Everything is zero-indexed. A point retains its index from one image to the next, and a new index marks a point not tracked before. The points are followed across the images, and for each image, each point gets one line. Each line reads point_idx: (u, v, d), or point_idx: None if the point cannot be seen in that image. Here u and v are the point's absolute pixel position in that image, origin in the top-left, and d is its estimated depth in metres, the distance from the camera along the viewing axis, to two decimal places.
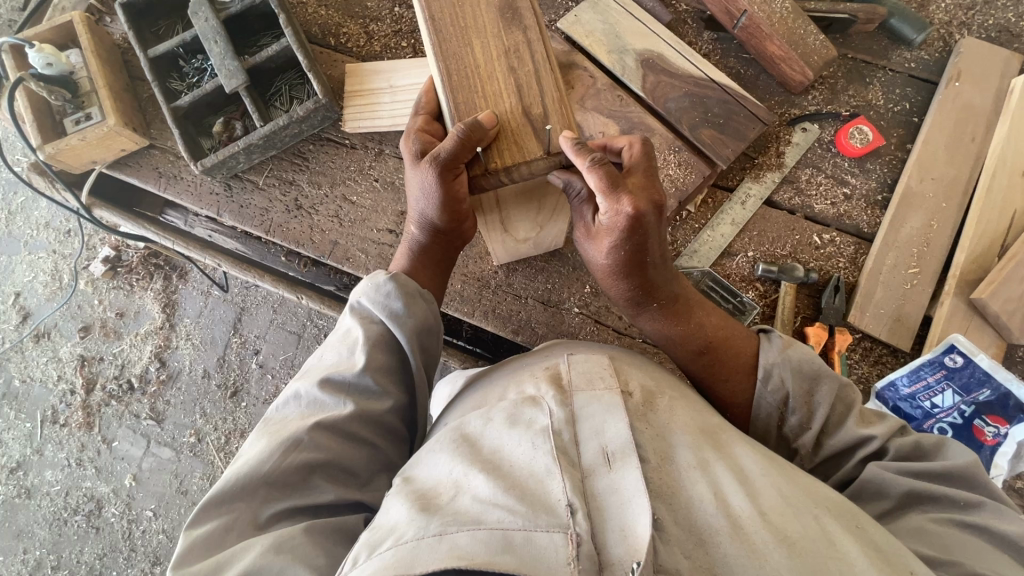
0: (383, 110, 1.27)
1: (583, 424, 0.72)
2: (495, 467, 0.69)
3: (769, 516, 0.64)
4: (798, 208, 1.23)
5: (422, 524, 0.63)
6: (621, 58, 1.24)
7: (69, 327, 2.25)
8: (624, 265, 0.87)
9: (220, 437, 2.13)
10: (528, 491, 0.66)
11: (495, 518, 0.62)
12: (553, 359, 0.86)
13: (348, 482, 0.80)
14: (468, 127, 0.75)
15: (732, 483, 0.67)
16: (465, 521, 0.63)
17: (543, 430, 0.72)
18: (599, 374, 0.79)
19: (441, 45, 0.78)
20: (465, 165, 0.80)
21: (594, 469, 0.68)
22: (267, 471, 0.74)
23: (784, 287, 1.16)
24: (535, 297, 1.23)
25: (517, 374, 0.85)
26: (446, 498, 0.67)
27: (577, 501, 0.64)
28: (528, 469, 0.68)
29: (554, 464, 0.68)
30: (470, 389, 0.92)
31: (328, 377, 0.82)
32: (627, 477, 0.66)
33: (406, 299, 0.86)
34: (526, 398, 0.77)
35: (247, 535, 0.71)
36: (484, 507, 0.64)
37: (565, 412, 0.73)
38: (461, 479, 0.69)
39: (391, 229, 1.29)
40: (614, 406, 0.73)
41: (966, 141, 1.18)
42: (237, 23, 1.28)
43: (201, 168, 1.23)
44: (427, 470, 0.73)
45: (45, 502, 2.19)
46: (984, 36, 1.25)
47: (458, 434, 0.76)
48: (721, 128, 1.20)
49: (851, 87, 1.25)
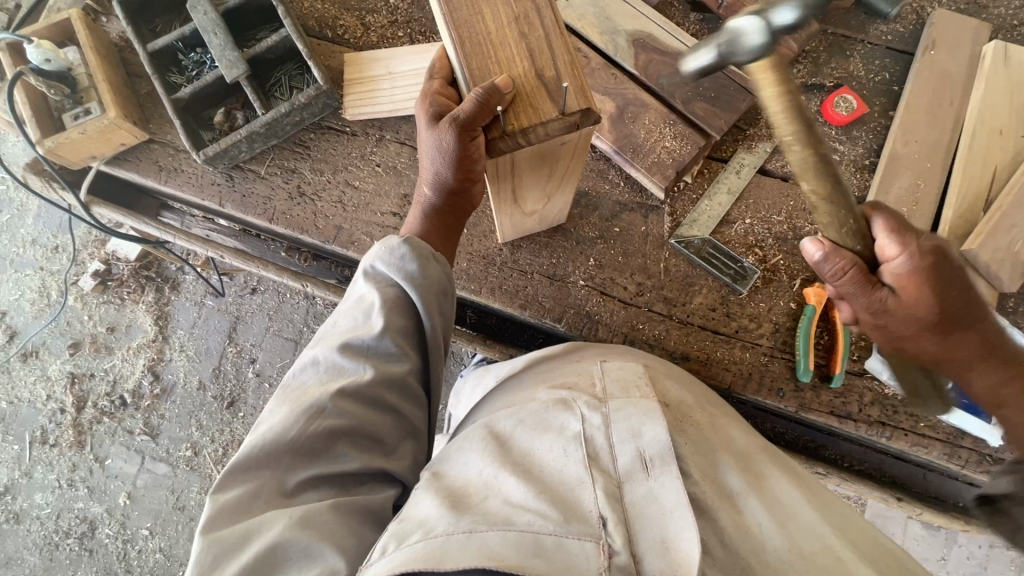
0: (382, 96, 1.30)
1: (618, 425, 0.80)
2: (527, 472, 0.77)
3: (814, 554, 0.73)
4: (791, 175, 1.27)
5: (453, 520, 0.69)
6: (613, 38, 1.29)
7: (58, 345, 2.20)
8: (931, 319, 0.84)
9: (218, 449, 2.09)
10: (562, 498, 0.74)
11: (526, 521, 0.70)
12: (584, 365, 0.95)
13: (374, 449, 0.84)
14: (486, 91, 0.77)
15: (772, 521, 0.77)
16: (497, 521, 0.70)
17: (575, 437, 0.81)
18: (633, 383, 0.86)
19: (451, 15, 0.80)
20: (484, 128, 0.80)
21: (631, 474, 0.76)
22: (292, 438, 0.77)
23: (836, 190, 0.75)
24: (539, 272, 1.25)
25: (546, 378, 0.95)
26: (477, 498, 0.74)
27: (609, 513, 0.72)
28: (561, 476, 0.77)
29: (586, 474, 0.76)
30: (502, 388, 1.01)
31: (347, 342, 0.85)
32: (664, 485, 0.74)
33: (421, 260, 0.90)
34: (557, 403, 0.86)
35: (275, 504, 0.74)
36: (515, 510, 0.72)
37: (597, 416, 0.81)
38: (492, 481, 0.77)
39: (395, 212, 1.30)
40: (652, 410, 0.80)
41: (945, 105, 1.23)
42: (236, 17, 1.31)
43: (202, 157, 1.24)
44: (459, 469, 0.81)
45: (35, 526, 2.12)
46: (954, 8, 1.31)
47: (489, 434, 0.85)
48: (713, 101, 1.24)
49: (833, 60, 1.31)
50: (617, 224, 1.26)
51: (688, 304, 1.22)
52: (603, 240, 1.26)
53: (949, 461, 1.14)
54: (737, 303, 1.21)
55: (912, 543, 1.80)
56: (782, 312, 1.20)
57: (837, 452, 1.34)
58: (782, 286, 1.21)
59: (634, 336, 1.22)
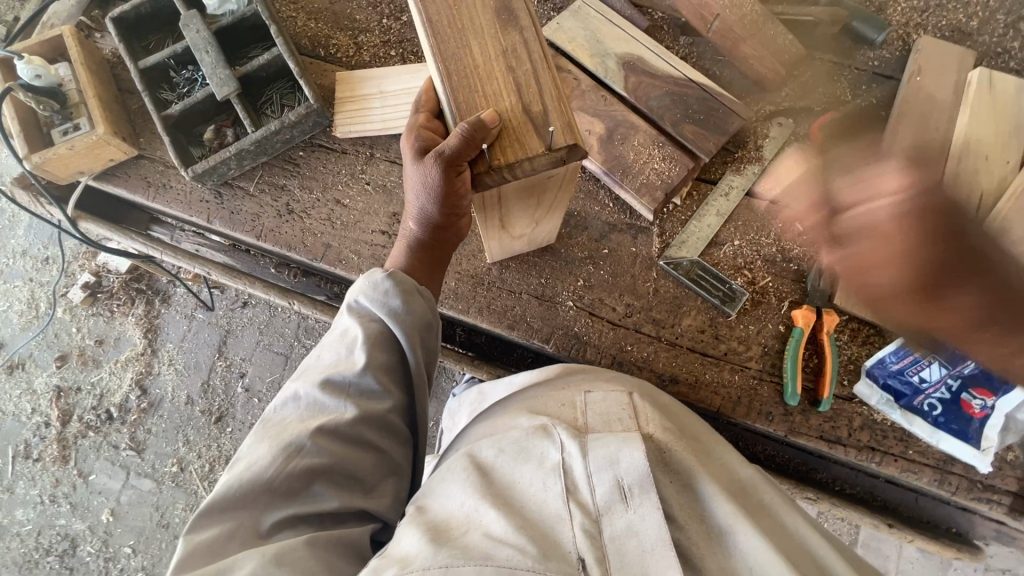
0: (372, 115, 1.31)
1: (595, 453, 0.78)
2: (506, 504, 0.76)
3: None
4: (779, 198, 1.27)
5: (430, 553, 0.69)
6: (604, 60, 1.29)
7: (45, 358, 2.18)
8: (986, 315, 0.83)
9: (204, 464, 2.06)
10: (542, 535, 0.72)
11: (504, 554, 0.68)
12: (570, 393, 0.93)
13: (352, 488, 0.83)
14: (471, 126, 0.76)
15: (761, 552, 0.75)
16: (473, 555, 0.68)
17: (555, 466, 0.79)
18: (616, 416, 0.86)
19: (438, 46, 0.80)
20: (470, 163, 0.80)
21: (610, 507, 0.74)
22: (269, 479, 0.76)
23: None
24: (528, 292, 1.25)
25: (533, 403, 0.94)
26: (457, 531, 0.73)
27: (589, 555, 0.70)
28: (541, 513, 0.76)
29: (566, 509, 0.75)
30: (486, 417, 1.01)
31: (328, 378, 0.85)
32: (643, 517, 0.73)
33: (404, 295, 0.89)
34: (537, 429, 0.85)
35: (249, 544, 0.73)
36: (494, 543, 0.70)
37: (575, 445, 0.80)
38: (472, 513, 0.75)
39: (385, 230, 1.29)
40: (630, 436, 0.79)
41: (931, 130, 1.24)
42: (229, 36, 1.32)
43: (191, 174, 1.23)
44: (442, 502, 0.80)
45: (15, 543, 2.07)
46: (940, 35, 1.33)
47: (470, 464, 0.84)
48: (702, 123, 1.25)
49: (820, 85, 1.32)
50: (606, 245, 1.26)
51: (676, 326, 1.21)
52: (592, 260, 1.26)
53: (940, 488, 1.12)
54: (726, 326, 1.21)
55: (905, 565, 1.78)
56: (771, 335, 1.20)
57: (828, 475, 1.32)
58: (772, 309, 1.21)
59: (622, 357, 1.21)
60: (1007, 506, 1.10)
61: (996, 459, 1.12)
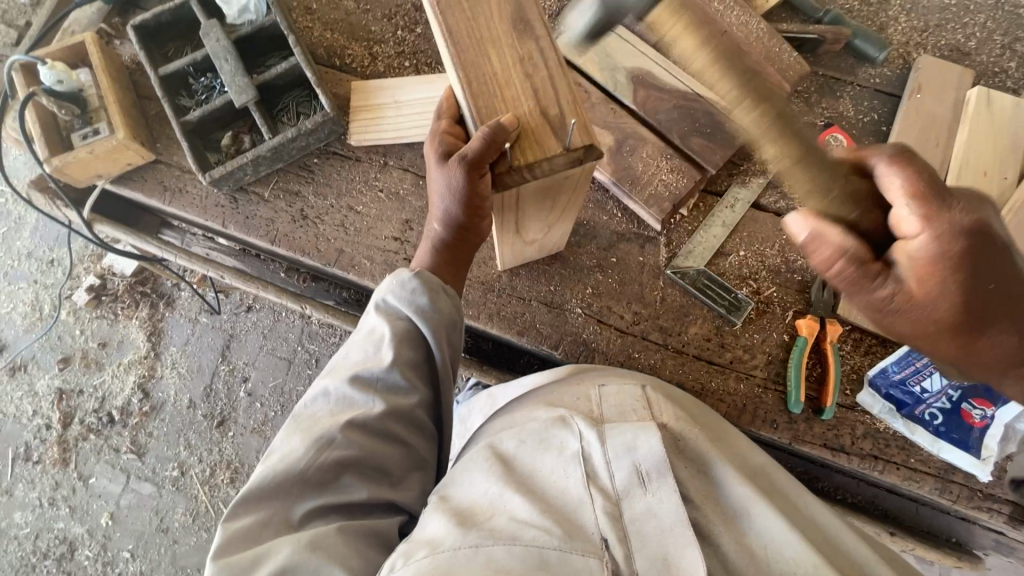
0: (386, 124, 1.33)
1: (614, 440, 0.80)
2: (529, 490, 0.80)
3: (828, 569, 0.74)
4: (784, 210, 1.30)
5: (459, 535, 0.72)
6: (613, 74, 1.33)
7: (48, 360, 2.18)
8: (950, 320, 0.77)
9: (206, 468, 2.06)
10: (566, 519, 0.76)
11: (531, 535, 0.72)
12: (584, 387, 0.95)
13: (381, 480, 0.84)
14: (492, 129, 0.79)
15: (778, 529, 0.77)
16: (501, 536, 0.72)
17: (574, 454, 0.82)
18: (630, 407, 0.88)
19: (458, 56, 0.83)
20: (491, 165, 0.83)
21: (629, 491, 0.77)
22: (301, 470, 0.79)
23: None
24: (538, 299, 1.27)
25: (550, 396, 0.96)
26: (483, 516, 0.76)
27: (610, 534, 0.74)
28: (564, 499, 0.79)
29: (586, 493, 0.78)
30: (503, 412, 1.03)
31: (357, 373, 0.87)
32: (662, 500, 0.75)
33: (430, 293, 0.91)
34: (556, 420, 0.86)
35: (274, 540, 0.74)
36: (519, 526, 0.74)
37: (593, 433, 0.82)
38: (496, 500, 0.78)
39: (397, 236, 1.32)
40: (646, 424, 0.80)
41: (930, 146, 1.27)
42: (247, 45, 1.35)
43: (208, 179, 1.26)
44: (464, 490, 0.82)
45: (12, 546, 2.06)
46: (939, 54, 1.37)
47: (492, 454, 0.86)
48: (709, 136, 1.28)
49: (823, 101, 1.35)
50: (615, 253, 1.29)
51: (683, 334, 1.24)
52: (600, 268, 1.28)
53: (942, 497, 1.14)
54: (731, 334, 1.23)
55: None
56: (776, 343, 1.22)
57: (831, 484, 1.34)
58: (776, 318, 1.23)
59: (630, 364, 1.23)
60: (1008, 515, 1.12)
61: (996, 468, 1.14)
